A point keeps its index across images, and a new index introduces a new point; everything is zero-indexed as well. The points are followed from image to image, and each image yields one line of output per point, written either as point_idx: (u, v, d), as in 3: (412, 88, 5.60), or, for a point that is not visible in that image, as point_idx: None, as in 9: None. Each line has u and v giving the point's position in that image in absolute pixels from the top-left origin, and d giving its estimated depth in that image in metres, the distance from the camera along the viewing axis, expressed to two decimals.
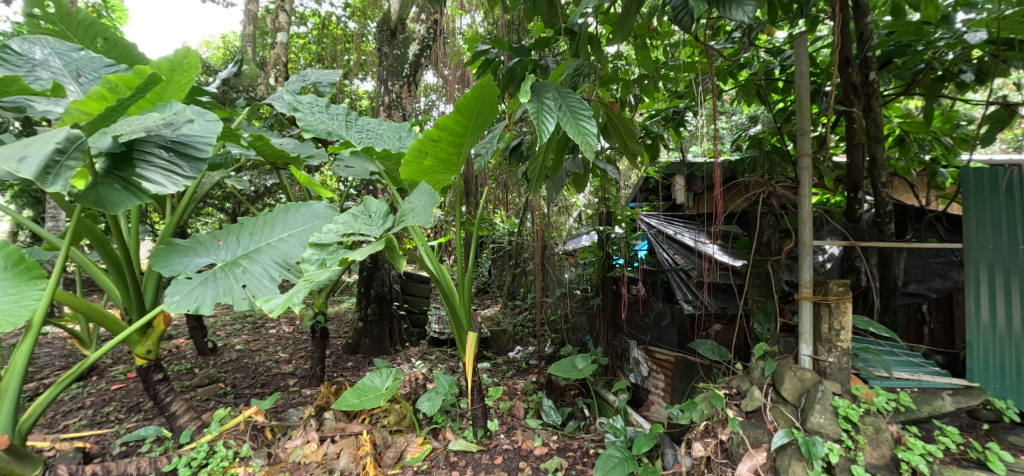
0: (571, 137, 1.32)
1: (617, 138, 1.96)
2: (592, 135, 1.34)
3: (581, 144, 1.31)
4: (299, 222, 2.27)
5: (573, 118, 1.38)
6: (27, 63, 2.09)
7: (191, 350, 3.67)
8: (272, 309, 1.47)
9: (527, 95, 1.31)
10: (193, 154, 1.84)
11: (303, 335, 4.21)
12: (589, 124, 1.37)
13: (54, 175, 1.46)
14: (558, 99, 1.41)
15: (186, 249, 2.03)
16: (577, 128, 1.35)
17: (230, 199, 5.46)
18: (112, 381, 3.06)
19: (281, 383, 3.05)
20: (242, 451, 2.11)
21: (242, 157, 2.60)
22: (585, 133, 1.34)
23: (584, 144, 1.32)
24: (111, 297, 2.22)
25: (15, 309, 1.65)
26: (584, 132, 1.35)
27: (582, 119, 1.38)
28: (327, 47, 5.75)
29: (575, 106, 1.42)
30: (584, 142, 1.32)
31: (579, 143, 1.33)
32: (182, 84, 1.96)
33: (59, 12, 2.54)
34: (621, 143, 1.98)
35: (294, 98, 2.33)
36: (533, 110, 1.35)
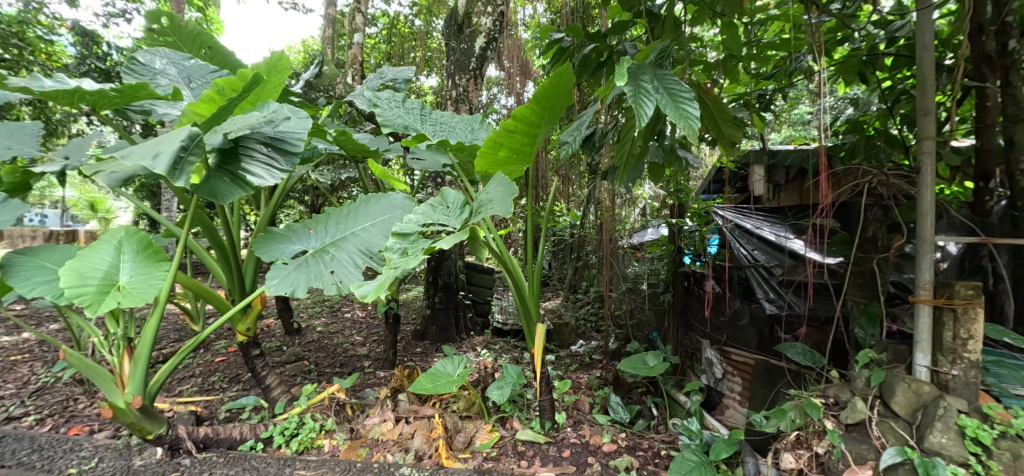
0: (671, 122, 1.25)
1: (709, 122, 1.87)
2: (696, 119, 1.25)
3: (682, 128, 1.23)
4: (380, 213, 2.36)
5: (672, 102, 1.30)
6: (150, 71, 2.39)
7: (279, 329, 4.02)
8: (366, 295, 1.55)
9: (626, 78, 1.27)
10: (288, 148, 1.99)
11: (375, 320, 4.46)
12: (692, 106, 1.29)
13: (178, 170, 1.63)
14: (655, 82, 1.35)
15: (282, 237, 2.22)
16: (677, 111, 1.28)
17: (309, 193, 5.89)
18: (216, 354, 3.44)
19: (357, 364, 3.25)
20: (326, 425, 2.27)
21: (327, 152, 2.76)
22: (688, 117, 1.26)
23: (685, 129, 1.24)
24: (217, 280, 2.47)
25: (144, 288, 1.89)
26: (686, 115, 1.27)
27: (683, 102, 1.30)
28: (396, 46, 5.96)
29: (673, 89, 1.34)
30: (686, 127, 1.24)
31: (680, 128, 1.25)
32: (276, 86, 2.13)
33: (172, 25, 2.87)
34: (714, 127, 1.90)
35: (373, 94, 2.43)
36: (630, 93, 1.30)
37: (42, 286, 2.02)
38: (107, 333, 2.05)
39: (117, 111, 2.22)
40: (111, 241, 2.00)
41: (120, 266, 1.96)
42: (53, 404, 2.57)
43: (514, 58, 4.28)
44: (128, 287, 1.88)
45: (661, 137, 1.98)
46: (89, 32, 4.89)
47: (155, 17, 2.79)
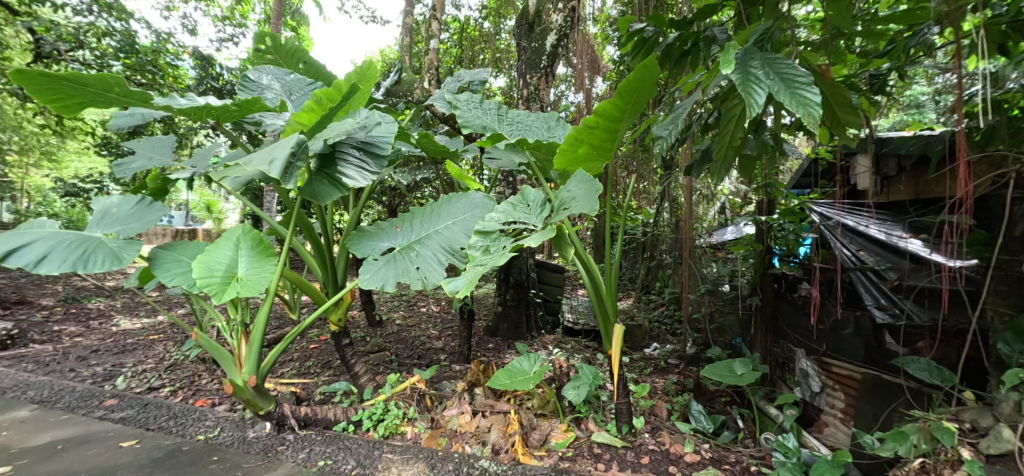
0: (790, 110, 1.23)
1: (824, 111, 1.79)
2: (817, 106, 1.22)
3: (803, 117, 1.21)
4: (461, 211, 2.45)
5: (787, 88, 1.27)
6: (259, 87, 2.68)
7: (363, 321, 4.33)
8: (458, 290, 1.61)
9: (731, 65, 1.23)
10: (377, 152, 2.12)
11: (448, 315, 4.64)
12: (810, 92, 1.26)
13: (289, 173, 1.81)
14: (765, 68, 1.33)
15: (373, 234, 2.39)
16: (795, 98, 1.25)
17: (387, 194, 6.26)
18: (310, 341, 3.79)
19: (434, 357, 3.40)
20: (408, 413, 2.40)
21: (409, 154, 2.95)
22: (807, 104, 1.23)
23: (804, 117, 1.22)
24: (313, 273, 2.71)
25: (259, 279, 2.15)
26: (805, 102, 1.24)
27: (800, 88, 1.27)
28: (466, 50, 6.13)
29: (788, 74, 1.30)
30: (806, 115, 1.22)
31: (799, 117, 1.23)
32: (364, 96, 2.31)
33: (275, 44, 3.18)
34: (828, 112, 1.80)
35: (452, 96, 2.50)
36: (740, 81, 1.30)
37: (179, 277, 2.34)
38: (227, 318, 2.34)
39: (235, 123, 2.50)
40: (231, 238, 2.28)
41: (238, 260, 2.23)
42: (183, 378, 2.98)
43: (583, 54, 4.22)
44: (245, 278, 2.14)
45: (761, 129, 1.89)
46: (206, 56, 5.62)
47: (261, 39, 3.13)
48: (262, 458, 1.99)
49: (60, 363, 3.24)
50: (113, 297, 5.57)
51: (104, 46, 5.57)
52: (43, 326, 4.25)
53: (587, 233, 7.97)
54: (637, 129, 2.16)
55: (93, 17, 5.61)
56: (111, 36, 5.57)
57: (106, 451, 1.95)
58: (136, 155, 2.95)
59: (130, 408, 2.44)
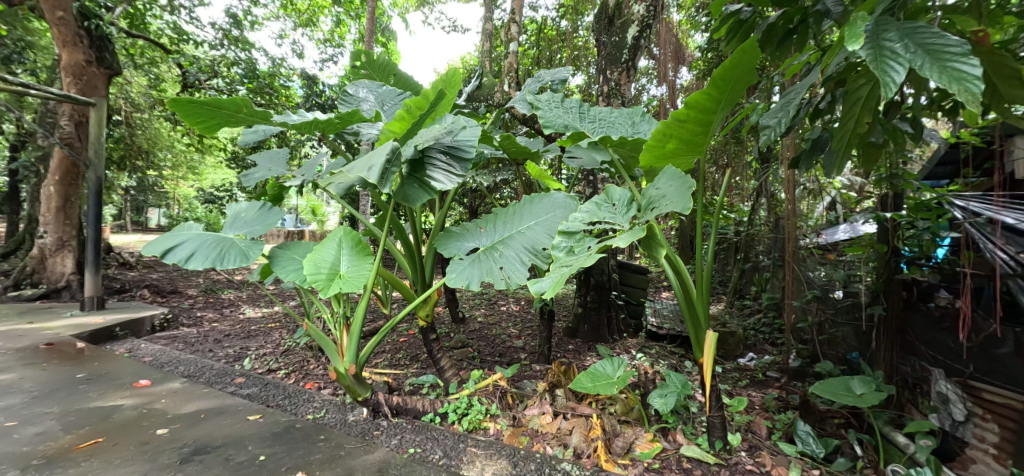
0: (942, 87, 1.09)
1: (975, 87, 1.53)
2: (976, 80, 1.07)
3: (958, 94, 1.06)
4: (543, 212, 2.45)
5: (934, 61, 1.13)
6: (356, 100, 2.93)
7: (447, 318, 4.54)
8: (544, 291, 1.62)
9: (858, 39, 1.09)
10: (462, 156, 2.24)
11: (528, 315, 4.69)
12: (966, 63, 1.10)
13: (384, 179, 1.95)
14: (905, 38, 1.18)
15: (459, 235, 2.50)
16: (947, 73, 1.10)
17: (469, 196, 6.50)
18: (401, 335, 4.06)
19: (514, 356, 3.45)
20: (491, 409, 2.45)
21: (492, 156, 3.05)
22: (963, 79, 1.08)
23: (960, 93, 1.07)
24: (403, 271, 2.88)
25: (358, 276, 2.35)
26: (960, 77, 1.09)
27: (952, 59, 1.11)
28: (544, 50, 6.12)
29: (936, 45, 1.15)
30: (962, 91, 1.07)
31: (953, 94, 1.08)
32: (450, 103, 2.43)
33: (369, 60, 3.46)
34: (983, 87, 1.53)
35: (535, 96, 2.53)
36: (871, 58, 1.17)
37: (292, 273, 2.64)
38: (332, 310, 2.62)
39: (337, 134, 2.75)
40: (335, 239, 2.53)
41: (340, 258, 2.45)
42: (295, 363, 3.35)
43: (668, 45, 4.00)
44: (347, 275, 2.34)
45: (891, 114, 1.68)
46: (312, 76, 6.30)
47: (357, 56, 3.41)
48: (361, 440, 2.16)
49: (202, 344, 3.83)
50: (241, 289, 6.48)
51: (232, 73, 6.51)
52: (191, 312, 5.07)
53: (672, 233, 7.54)
54: (731, 122, 2.00)
55: (224, 50, 6.59)
56: (238, 64, 6.48)
57: (238, 422, 2.25)
58: (258, 166, 3.37)
59: (254, 386, 2.81)
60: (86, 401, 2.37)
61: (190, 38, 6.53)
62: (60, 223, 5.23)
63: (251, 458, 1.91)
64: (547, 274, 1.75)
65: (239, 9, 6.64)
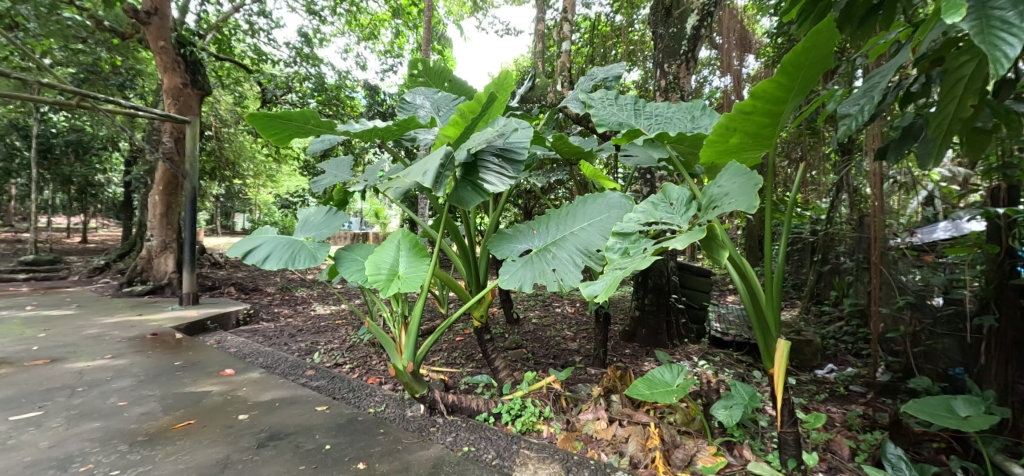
0: None
1: None
2: None
3: None
4: (597, 212, 2.40)
5: None
6: (413, 107, 3.05)
7: (502, 318, 4.58)
8: (597, 294, 1.59)
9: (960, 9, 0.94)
10: (514, 157, 2.24)
11: (583, 317, 4.61)
12: None
13: (439, 182, 2.00)
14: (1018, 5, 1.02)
15: (511, 236, 2.51)
16: None
17: (523, 197, 6.52)
18: (457, 334, 4.16)
19: (569, 358, 3.41)
20: (544, 412, 2.43)
21: (545, 157, 3.04)
22: None
23: None
24: (458, 272, 2.95)
25: (415, 276, 2.43)
26: None
27: None
28: (598, 47, 6.00)
29: None
30: None
31: None
32: (502, 105, 2.45)
33: (425, 68, 3.58)
34: None
35: (587, 95, 2.47)
36: (975, 31, 1.01)
37: (356, 273, 2.79)
38: (391, 309, 2.74)
39: (396, 141, 2.86)
40: (394, 240, 2.64)
41: (399, 259, 2.55)
42: (359, 358, 3.55)
43: (732, 33, 3.75)
44: (405, 275, 2.43)
45: (1001, 92, 1.46)
46: (374, 86, 6.66)
47: (415, 65, 3.54)
48: (418, 436, 2.23)
49: (279, 338, 4.18)
50: (313, 287, 6.99)
51: (304, 88, 7.07)
52: (270, 308, 5.55)
53: (739, 232, 7.09)
54: (804, 111, 1.83)
55: (297, 66, 7.15)
56: (309, 80, 7.00)
57: (308, 412, 2.41)
58: (325, 173, 3.60)
59: (322, 379, 3.01)
60: (183, 386, 2.67)
61: (268, 58, 7.15)
62: (164, 228, 5.94)
63: (318, 446, 2.04)
64: (600, 277, 1.71)
65: (309, 28, 7.18)
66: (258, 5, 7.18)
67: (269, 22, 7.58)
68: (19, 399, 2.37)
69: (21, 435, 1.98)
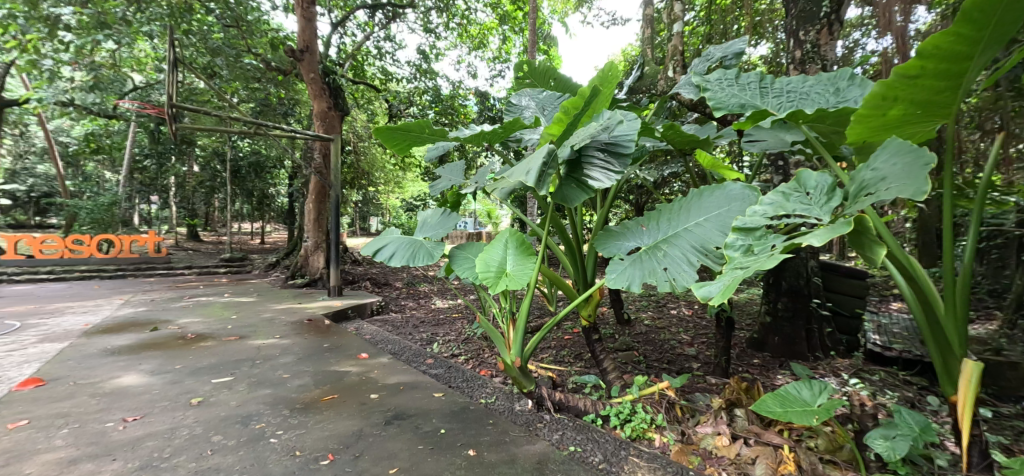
0: None
1: None
2: None
3: None
4: (715, 206, 2.18)
5: None
6: (519, 108, 3.12)
7: (612, 319, 4.44)
8: (713, 296, 1.45)
9: None
10: (621, 151, 2.16)
11: (703, 321, 4.24)
12: None
13: (542, 181, 2.00)
14: None
15: (619, 234, 2.42)
16: None
17: (633, 193, 6.23)
18: (566, 333, 4.15)
19: (685, 364, 3.16)
20: (657, 419, 2.28)
21: (654, 148, 2.87)
22: None
23: None
24: (565, 270, 2.93)
25: (522, 273, 2.48)
26: None
27: None
28: (716, 24, 5.46)
29: None
30: None
31: None
32: (607, 97, 2.37)
33: (531, 69, 3.64)
34: None
35: (702, 77, 2.23)
36: None
37: (468, 271, 2.96)
38: (500, 305, 2.84)
39: (502, 143, 2.96)
40: (502, 239, 2.74)
41: (507, 258, 2.64)
42: (473, 351, 3.77)
43: None
44: (512, 273, 2.49)
45: None
46: (484, 93, 7.01)
47: (520, 67, 3.62)
48: (525, 430, 2.28)
49: (405, 328, 4.64)
50: (433, 282, 7.63)
51: (424, 101, 7.76)
52: (398, 301, 6.21)
53: (909, 225, 5.81)
54: (1003, 65, 1.41)
55: (417, 82, 7.89)
56: (428, 93, 7.67)
57: (427, 397, 2.64)
58: (440, 177, 3.89)
59: (440, 367, 3.26)
60: (329, 366, 3.13)
61: (394, 77, 8.01)
62: (317, 230, 7.05)
63: (434, 429, 2.21)
64: (719, 277, 1.55)
65: (426, 45, 7.84)
66: (385, 31, 8.09)
67: (393, 44, 8.48)
68: (218, 366, 3.02)
69: (220, 394, 2.53)
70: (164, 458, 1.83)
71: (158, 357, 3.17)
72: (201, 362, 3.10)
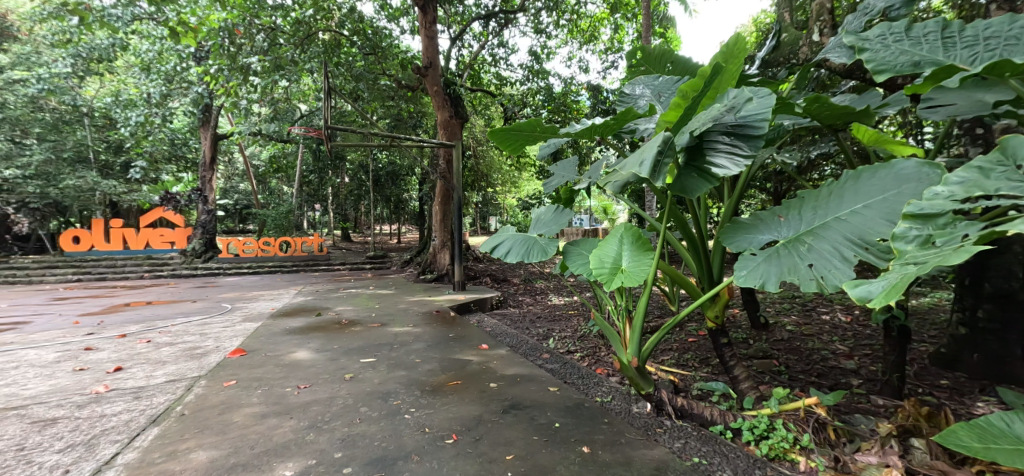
0: None
1: None
2: None
3: None
4: (879, 190, 1.80)
5: None
6: (633, 98, 2.98)
7: (745, 321, 3.98)
8: (874, 297, 1.22)
9: None
10: (751, 133, 1.93)
11: (866, 329, 3.54)
12: None
13: (657, 171, 1.88)
14: None
15: (750, 226, 2.15)
16: None
17: (771, 180, 5.48)
18: (689, 334, 3.86)
19: (841, 379, 2.68)
20: (802, 440, 1.96)
21: (795, 127, 2.52)
22: None
23: None
24: (688, 268, 2.72)
25: (638, 271, 2.37)
26: None
27: None
28: None
29: None
30: None
31: None
32: (733, 76, 2.14)
33: (644, 55, 3.46)
34: None
35: (857, 36, 1.91)
36: None
37: (582, 267, 2.94)
38: (616, 303, 2.76)
39: (615, 135, 2.86)
40: (617, 234, 2.66)
41: (622, 254, 2.55)
42: (588, 348, 3.73)
43: None
44: (628, 269, 2.40)
45: None
46: (596, 86, 6.87)
47: (634, 55, 3.46)
48: (643, 434, 2.18)
49: (522, 323, 4.80)
50: (549, 279, 7.74)
51: (536, 101, 7.94)
52: (516, 297, 6.46)
53: None
54: None
55: (531, 82, 8.11)
56: (540, 93, 7.83)
57: (542, 390, 2.70)
58: (553, 174, 3.91)
59: (555, 363, 3.30)
60: (454, 354, 3.40)
61: (508, 81, 8.35)
62: (442, 230, 7.71)
63: (549, 422, 2.25)
64: (883, 275, 1.29)
65: (538, 46, 8.00)
66: (499, 38, 8.46)
67: (507, 50, 8.82)
68: (365, 349, 3.51)
69: (366, 372, 2.94)
70: (325, 421, 2.20)
71: (321, 338, 3.82)
72: (352, 344, 3.64)
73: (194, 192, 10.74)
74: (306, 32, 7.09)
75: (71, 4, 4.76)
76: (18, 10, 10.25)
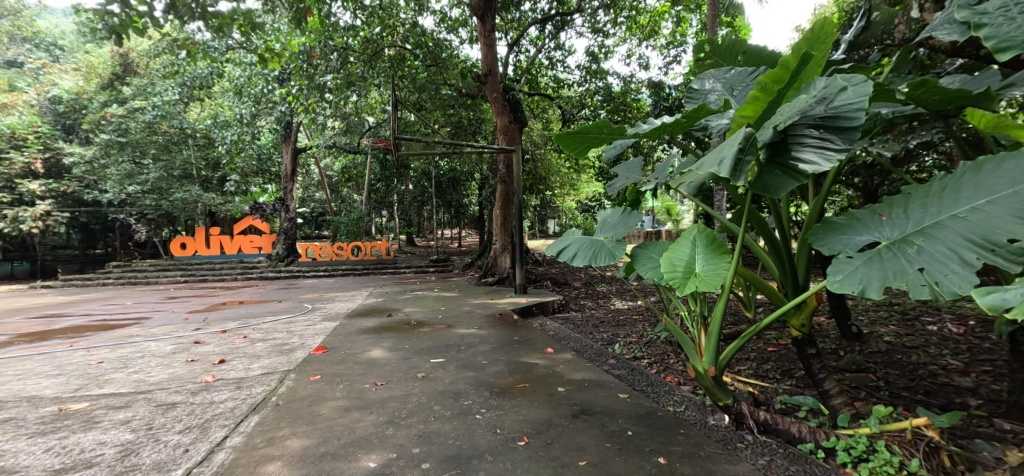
0: None
1: None
2: None
3: None
4: (1007, 183, 1.58)
5: None
6: (703, 93, 2.85)
7: (834, 331, 3.64)
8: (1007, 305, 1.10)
9: None
10: (844, 124, 1.77)
11: (987, 341, 3.09)
12: None
13: (738, 170, 1.78)
14: None
15: (844, 227, 1.96)
16: None
17: (860, 175, 4.98)
18: (768, 343, 3.60)
19: (955, 398, 2.37)
20: (910, 465, 1.75)
21: (894, 115, 2.26)
22: None
23: None
24: (768, 272, 2.54)
25: (714, 274, 2.24)
26: None
27: None
28: None
29: None
30: None
31: None
32: (819, 63, 1.99)
33: (713, 47, 3.29)
34: None
35: (972, 10, 1.70)
36: None
37: (651, 270, 2.84)
38: (688, 309, 2.63)
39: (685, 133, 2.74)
40: (689, 237, 2.57)
41: (695, 257, 2.44)
42: (656, 355, 3.59)
43: None
44: (702, 273, 2.29)
45: None
46: (657, 83, 6.65)
47: (702, 48, 3.30)
48: (723, 448, 2.06)
49: (585, 327, 4.74)
50: (611, 283, 7.57)
51: (595, 102, 7.87)
52: (577, 300, 6.38)
53: None
54: None
55: (588, 83, 8.05)
56: (599, 93, 7.74)
57: (611, 396, 2.64)
58: (617, 175, 3.82)
59: (623, 369, 3.22)
60: (519, 357, 3.43)
61: (565, 83, 8.35)
62: (502, 233, 7.83)
63: (621, 430, 2.20)
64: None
65: (595, 46, 7.90)
66: (556, 41, 8.47)
67: (564, 52, 8.80)
68: (434, 349, 3.65)
69: (436, 372, 3.05)
70: (402, 417, 2.32)
71: (393, 338, 4.03)
72: (422, 344, 3.80)
73: (278, 202, 11.80)
74: (374, 49, 7.55)
75: (180, 40, 5.44)
76: (138, 48, 11.86)
